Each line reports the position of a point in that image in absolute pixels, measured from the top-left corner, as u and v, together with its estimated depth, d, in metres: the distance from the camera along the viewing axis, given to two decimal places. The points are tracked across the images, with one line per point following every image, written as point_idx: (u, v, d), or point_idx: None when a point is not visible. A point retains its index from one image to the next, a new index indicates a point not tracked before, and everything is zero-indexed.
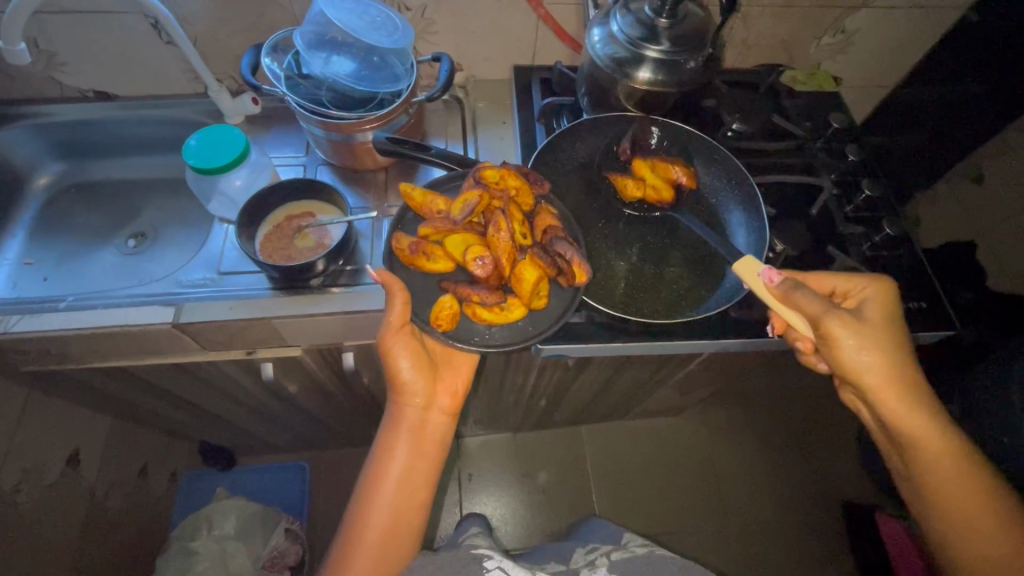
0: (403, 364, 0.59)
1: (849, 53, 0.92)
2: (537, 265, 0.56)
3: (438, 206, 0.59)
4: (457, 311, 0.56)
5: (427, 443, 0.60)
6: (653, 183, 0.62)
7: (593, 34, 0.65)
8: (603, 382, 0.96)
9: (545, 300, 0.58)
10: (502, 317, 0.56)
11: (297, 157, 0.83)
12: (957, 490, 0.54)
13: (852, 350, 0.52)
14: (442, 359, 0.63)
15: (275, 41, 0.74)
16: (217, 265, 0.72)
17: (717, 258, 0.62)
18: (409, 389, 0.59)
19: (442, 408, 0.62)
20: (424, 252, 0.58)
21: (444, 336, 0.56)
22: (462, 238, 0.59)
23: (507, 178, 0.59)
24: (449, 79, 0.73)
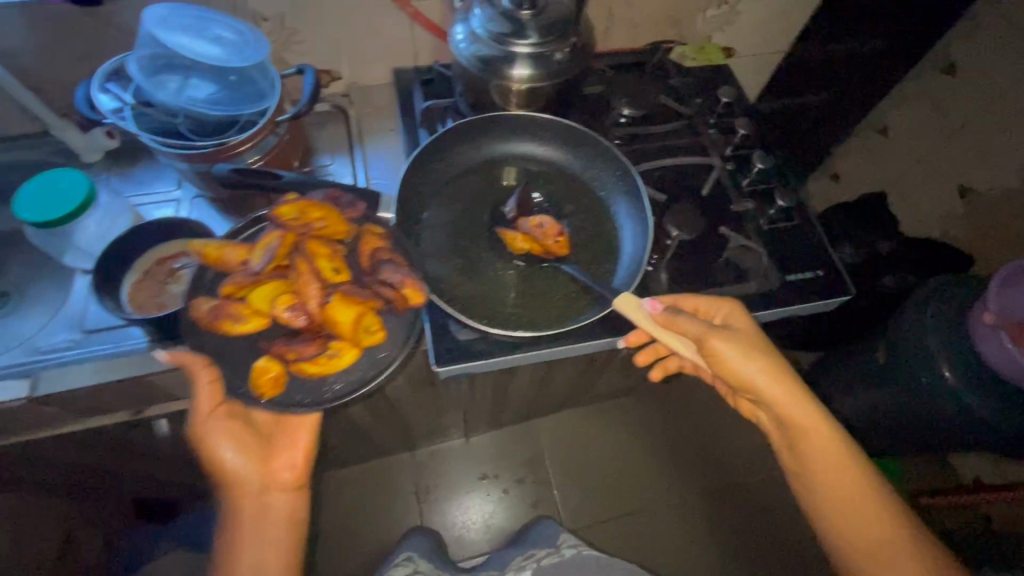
0: (227, 452, 0.56)
1: (736, 23, 0.92)
2: (353, 302, 0.52)
3: (237, 257, 0.53)
4: (277, 375, 0.51)
5: (270, 528, 0.58)
6: (536, 244, 0.57)
7: (456, 32, 0.61)
8: (536, 381, 0.94)
9: (376, 335, 0.54)
10: (330, 367, 0.52)
11: (169, 193, 0.76)
12: (841, 483, 0.57)
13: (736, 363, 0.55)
14: (273, 432, 0.60)
15: (111, 69, 0.66)
16: (81, 323, 0.65)
17: (608, 255, 0.59)
18: (239, 478, 0.57)
19: (283, 485, 0.59)
20: (227, 315, 0.51)
21: (272, 404, 0.52)
22: (269, 288, 0.53)
23: (308, 211, 0.53)
24: (315, 91, 0.68)
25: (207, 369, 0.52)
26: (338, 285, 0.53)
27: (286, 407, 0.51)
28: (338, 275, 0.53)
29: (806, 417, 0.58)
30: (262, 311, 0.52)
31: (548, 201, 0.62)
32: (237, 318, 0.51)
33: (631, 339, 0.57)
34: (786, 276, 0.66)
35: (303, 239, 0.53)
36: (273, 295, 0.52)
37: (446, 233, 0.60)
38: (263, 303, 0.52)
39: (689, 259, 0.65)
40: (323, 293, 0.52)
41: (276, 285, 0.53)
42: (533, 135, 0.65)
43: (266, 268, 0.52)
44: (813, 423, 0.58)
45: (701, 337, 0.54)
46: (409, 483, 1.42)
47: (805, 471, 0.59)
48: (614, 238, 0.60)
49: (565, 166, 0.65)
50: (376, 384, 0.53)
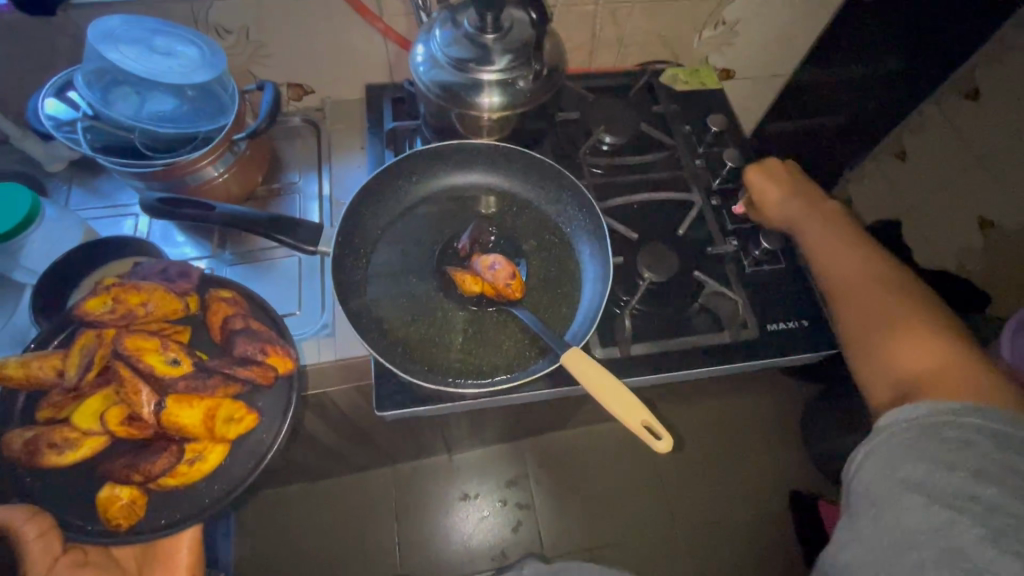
0: None
1: (734, 44, 0.86)
2: (197, 399, 0.49)
3: (47, 372, 0.48)
4: (128, 499, 0.48)
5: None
6: (487, 286, 0.52)
7: (416, 54, 0.57)
8: (511, 413, 0.90)
9: (239, 424, 0.51)
10: (193, 473, 0.50)
11: (128, 206, 0.73)
12: (920, 352, 0.52)
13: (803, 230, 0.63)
14: (145, 567, 0.56)
15: (66, 82, 0.64)
16: (23, 342, 0.62)
17: (565, 300, 0.55)
18: None
19: None
20: (52, 443, 0.47)
21: (135, 528, 0.48)
22: (92, 401, 0.48)
23: (123, 300, 0.50)
24: (273, 110, 0.64)
25: (34, 518, 0.46)
26: (177, 381, 0.49)
27: (149, 533, 0.49)
28: (176, 368, 0.49)
29: (857, 279, 0.58)
30: (90, 429, 0.48)
31: (504, 237, 0.58)
32: (63, 444, 0.47)
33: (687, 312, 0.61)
34: (765, 325, 0.61)
35: (125, 333, 0.50)
36: (103, 409, 0.48)
37: (395, 266, 0.56)
38: (89, 421, 0.48)
39: (662, 304, 0.60)
40: (159, 398, 0.48)
41: (99, 396, 0.49)
42: (494, 167, 0.61)
43: (83, 380, 0.48)
44: (874, 288, 0.56)
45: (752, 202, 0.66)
46: (389, 500, 1.39)
47: (865, 346, 0.55)
48: (574, 280, 0.56)
49: (528, 199, 0.61)
50: (253, 475, 0.51)
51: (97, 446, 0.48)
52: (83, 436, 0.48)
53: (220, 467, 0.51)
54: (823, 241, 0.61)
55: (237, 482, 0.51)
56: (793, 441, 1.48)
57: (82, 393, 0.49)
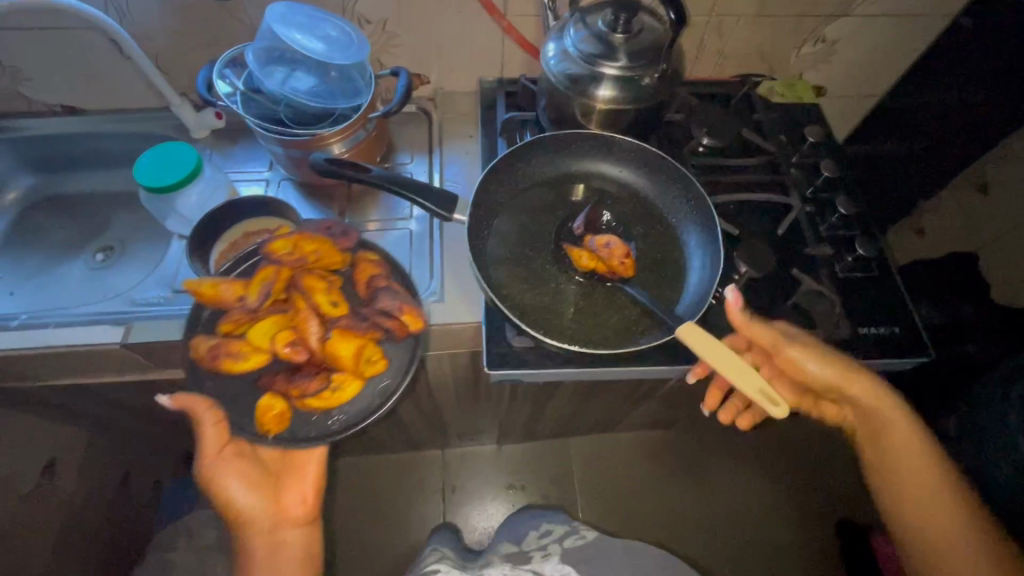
0: (236, 489, 0.58)
1: (831, 62, 0.89)
2: (352, 335, 0.57)
3: (232, 295, 0.56)
4: (283, 412, 0.55)
5: (287, 564, 0.60)
6: (604, 263, 0.57)
7: (548, 49, 0.63)
8: (578, 401, 0.93)
9: (378, 365, 0.59)
10: (335, 400, 0.57)
11: (260, 172, 0.82)
12: (907, 470, 0.64)
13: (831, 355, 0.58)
14: (281, 470, 0.63)
15: (229, 58, 0.72)
16: (171, 282, 0.71)
17: (673, 282, 0.59)
18: (248, 516, 0.59)
19: (294, 520, 0.61)
20: (228, 354, 0.55)
21: (278, 439, 0.56)
22: (266, 325, 0.57)
23: (300, 246, 0.59)
24: (407, 93, 0.71)
25: (210, 409, 0.56)
26: (339, 318, 0.58)
27: (291, 442, 0.56)
28: (338, 308, 0.58)
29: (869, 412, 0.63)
30: (260, 347, 0.56)
31: (619, 223, 0.63)
32: (238, 355, 0.55)
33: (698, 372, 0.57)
34: (857, 327, 0.63)
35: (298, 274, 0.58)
36: (274, 332, 0.57)
37: (512, 239, 0.61)
38: (263, 340, 0.56)
39: (756, 298, 0.63)
40: (323, 329, 0.57)
41: (271, 322, 0.57)
42: (609, 158, 0.66)
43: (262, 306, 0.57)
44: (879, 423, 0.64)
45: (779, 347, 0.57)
46: (437, 480, 1.44)
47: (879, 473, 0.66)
48: (681, 266, 0.60)
49: (640, 190, 0.65)
50: (379, 409, 0.58)
51: (262, 361, 0.57)
52: (253, 351, 0.56)
53: (352, 400, 0.59)
54: (856, 372, 0.58)
55: (365, 415, 0.58)
56: (845, 470, 1.44)
57: (258, 316, 0.58)
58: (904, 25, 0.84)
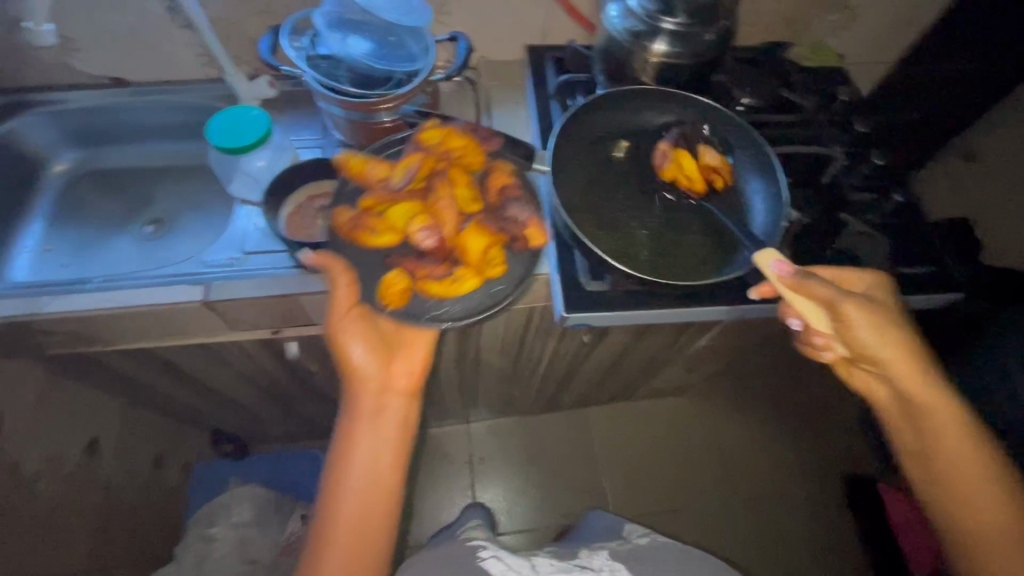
0: (354, 349, 0.62)
1: (850, 30, 0.94)
2: (483, 232, 0.63)
3: (378, 175, 0.66)
4: (407, 287, 0.62)
5: (387, 423, 0.62)
6: (688, 174, 0.65)
7: (610, 10, 0.67)
8: (615, 358, 0.96)
9: (500, 268, 0.63)
10: (451, 290, 0.62)
11: (314, 139, 0.83)
12: (962, 464, 0.58)
13: (882, 323, 0.56)
14: (396, 341, 0.65)
15: (293, 23, 0.74)
16: (240, 245, 0.73)
17: (738, 224, 0.66)
18: (362, 375, 0.62)
19: (400, 388, 0.63)
20: (368, 226, 0.64)
21: (396, 313, 0.62)
22: (405, 207, 0.65)
23: (449, 140, 0.67)
24: (466, 58, 0.73)
25: (344, 269, 0.60)
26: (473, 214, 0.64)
27: (408, 317, 0.62)
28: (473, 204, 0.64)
29: (919, 393, 0.59)
30: (396, 226, 0.64)
31: None
32: (374, 228, 0.63)
33: (760, 292, 0.58)
34: (899, 268, 0.67)
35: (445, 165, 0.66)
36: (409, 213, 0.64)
37: (579, 194, 0.66)
38: (400, 219, 0.64)
39: (807, 241, 0.69)
40: (460, 219, 0.63)
41: (410, 206, 0.65)
42: (676, 113, 0.72)
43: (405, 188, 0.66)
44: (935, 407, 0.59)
45: (832, 305, 0.54)
46: (463, 453, 1.43)
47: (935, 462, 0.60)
48: (743, 209, 0.67)
49: None
50: (490, 309, 0.62)
51: (396, 239, 0.64)
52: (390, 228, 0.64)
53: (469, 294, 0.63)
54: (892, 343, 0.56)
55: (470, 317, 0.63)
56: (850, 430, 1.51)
57: (400, 197, 0.66)
58: None
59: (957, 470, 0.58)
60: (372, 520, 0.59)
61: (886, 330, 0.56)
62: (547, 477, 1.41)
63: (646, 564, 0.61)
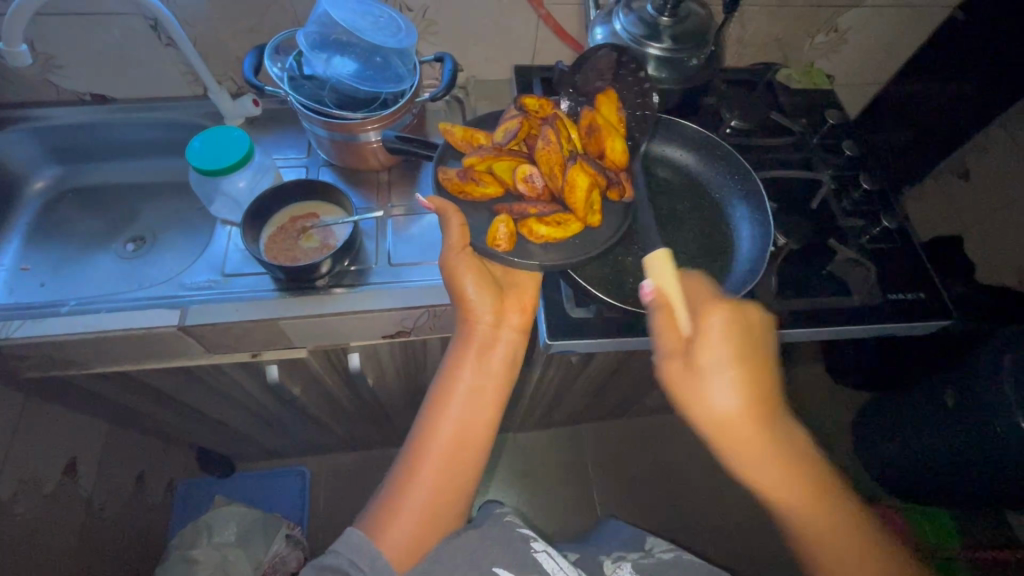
0: (467, 285, 0.58)
1: (840, 51, 0.94)
2: (588, 173, 0.60)
3: (479, 137, 0.65)
4: (515, 229, 0.59)
5: (494, 361, 0.60)
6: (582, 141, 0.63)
7: (596, 33, 0.66)
8: (602, 379, 0.95)
9: (600, 216, 0.61)
10: (559, 231, 0.59)
11: (299, 159, 0.82)
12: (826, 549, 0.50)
13: (706, 375, 0.48)
14: (506, 278, 0.63)
15: (277, 44, 0.74)
16: (221, 266, 0.72)
17: (723, 252, 0.65)
18: (475, 308, 0.59)
19: (510, 325, 0.62)
20: (475, 176, 0.63)
21: (506, 256, 0.59)
22: (508, 163, 0.64)
23: (547, 105, 0.65)
24: (452, 79, 0.71)
25: (457, 211, 0.59)
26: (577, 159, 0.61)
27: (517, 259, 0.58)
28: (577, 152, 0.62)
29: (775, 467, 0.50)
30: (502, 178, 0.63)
31: (671, 200, 0.69)
32: (480, 180, 0.62)
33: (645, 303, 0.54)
34: (888, 294, 0.66)
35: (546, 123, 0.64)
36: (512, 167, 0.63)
37: None
38: (505, 171, 0.63)
39: (797, 267, 0.68)
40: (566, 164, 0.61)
41: (512, 162, 0.64)
42: (662, 137, 0.71)
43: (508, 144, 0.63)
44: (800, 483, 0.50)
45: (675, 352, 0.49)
46: None
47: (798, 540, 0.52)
48: (731, 234, 0.66)
49: (689, 168, 0.71)
50: (594, 254, 0.59)
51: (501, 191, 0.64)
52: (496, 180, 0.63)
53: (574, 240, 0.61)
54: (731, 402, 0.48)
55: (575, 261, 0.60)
56: None
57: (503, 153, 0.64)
58: (910, 16, 0.89)
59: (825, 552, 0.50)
60: (462, 457, 0.56)
61: (715, 377, 0.48)
62: (537, 495, 1.39)
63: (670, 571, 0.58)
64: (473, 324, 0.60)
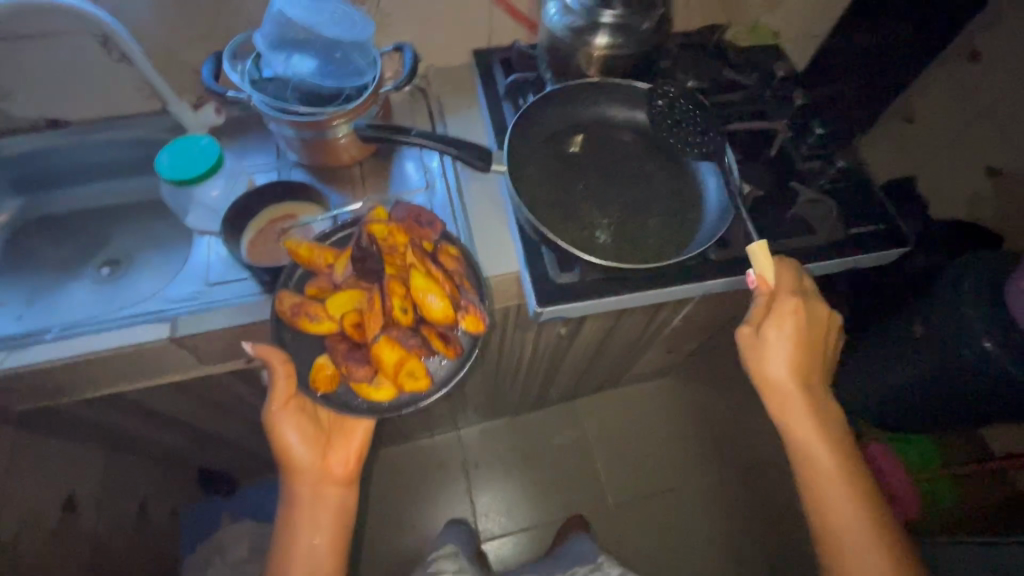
0: (292, 441, 0.63)
1: (781, 7, 0.98)
2: (397, 345, 0.57)
3: (323, 264, 0.61)
4: (332, 375, 0.59)
5: (323, 515, 0.65)
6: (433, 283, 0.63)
7: (550, 6, 0.68)
8: (593, 349, 0.97)
9: (421, 379, 0.59)
10: (368, 392, 0.59)
11: (269, 163, 0.82)
12: (841, 516, 0.59)
13: (767, 344, 0.60)
14: (334, 427, 0.67)
15: (233, 48, 0.73)
16: (204, 275, 0.72)
17: (693, 205, 0.68)
18: (298, 465, 0.64)
19: (335, 478, 0.66)
20: (306, 314, 0.58)
21: (324, 398, 0.60)
22: (345, 296, 0.60)
23: (395, 234, 0.61)
24: (413, 68, 0.72)
25: (283, 362, 0.59)
26: (397, 327, 0.58)
27: (336, 406, 0.60)
28: (406, 316, 0.59)
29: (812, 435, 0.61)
30: (334, 317, 0.59)
31: (639, 162, 0.72)
32: (312, 317, 0.58)
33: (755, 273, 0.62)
34: (851, 229, 0.71)
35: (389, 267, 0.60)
36: (349, 304, 0.60)
37: (542, 190, 0.68)
38: (338, 306, 0.60)
39: (764, 212, 0.72)
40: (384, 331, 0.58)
41: (350, 295, 0.61)
42: (626, 102, 0.73)
43: (347, 281, 0.61)
44: (828, 458, 0.60)
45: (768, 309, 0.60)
46: (456, 461, 1.41)
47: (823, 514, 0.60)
48: (698, 188, 0.70)
49: (654, 130, 0.74)
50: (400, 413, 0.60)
51: (331, 328, 0.60)
52: (327, 316, 0.59)
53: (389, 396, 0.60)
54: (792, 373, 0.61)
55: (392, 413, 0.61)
56: None
57: (340, 286, 0.61)
58: None
59: (844, 519, 0.59)
60: None
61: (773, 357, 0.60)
62: (541, 475, 1.41)
63: None
64: (299, 484, 0.64)
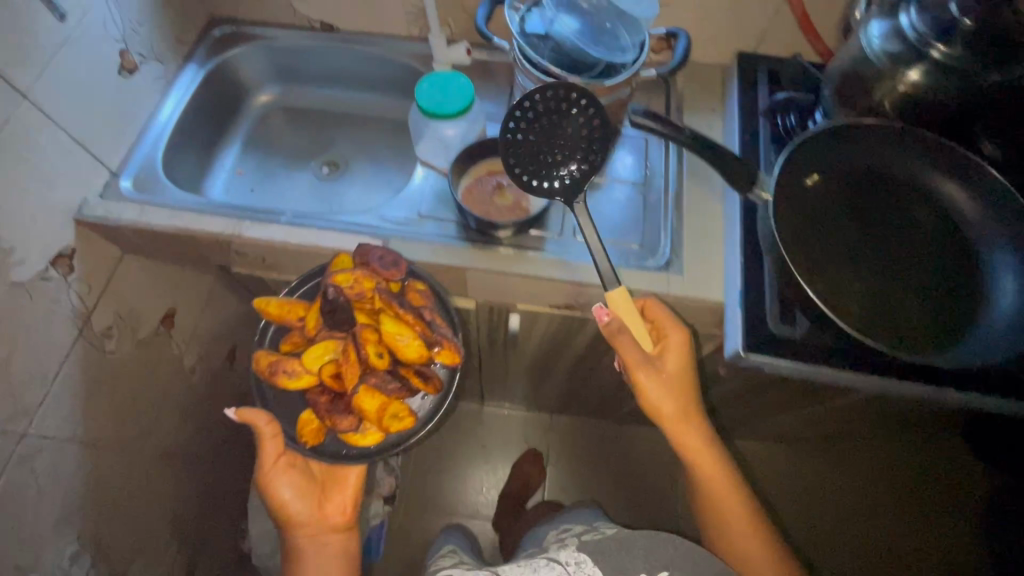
0: (285, 495, 0.64)
1: None
2: (378, 394, 0.58)
3: (297, 317, 0.60)
4: (318, 428, 0.59)
5: (328, 565, 0.65)
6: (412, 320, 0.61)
7: (871, 27, 0.60)
8: (749, 403, 0.88)
9: (405, 421, 0.59)
10: (356, 439, 0.59)
11: (498, 114, 0.82)
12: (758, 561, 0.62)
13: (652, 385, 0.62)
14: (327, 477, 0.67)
15: None
16: (417, 206, 0.75)
17: (974, 304, 0.57)
18: (296, 519, 0.64)
19: (333, 526, 0.66)
20: (285, 371, 0.58)
21: (314, 451, 0.60)
22: (320, 349, 0.58)
23: (360, 282, 0.58)
24: (684, 57, 0.68)
25: (268, 424, 0.60)
26: (376, 371, 0.58)
27: (326, 455, 0.60)
28: (381, 362, 0.58)
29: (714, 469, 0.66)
30: (314, 369, 0.58)
31: (917, 232, 0.61)
32: (291, 374, 0.57)
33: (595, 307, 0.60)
34: None
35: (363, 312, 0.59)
36: (324, 356, 0.58)
37: (794, 228, 0.60)
38: (315, 359, 0.58)
39: None
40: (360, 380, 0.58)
41: (326, 346, 0.58)
42: (921, 159, 0.62)
43: (319, 331, 0.59)
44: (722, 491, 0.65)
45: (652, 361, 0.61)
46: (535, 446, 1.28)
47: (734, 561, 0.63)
48: (987, 287, 0.58)
49: (947, 200, 0.62)
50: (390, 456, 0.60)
51: (311, 382, 0.59)
52: (306, 371, 0.58)
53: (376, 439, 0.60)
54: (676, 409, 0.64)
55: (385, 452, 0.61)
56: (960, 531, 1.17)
57: (314, 339, 0.60)
58: None
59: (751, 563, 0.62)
60: None
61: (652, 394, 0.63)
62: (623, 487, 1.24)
63: (609, 549, 0.56)
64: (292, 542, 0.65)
